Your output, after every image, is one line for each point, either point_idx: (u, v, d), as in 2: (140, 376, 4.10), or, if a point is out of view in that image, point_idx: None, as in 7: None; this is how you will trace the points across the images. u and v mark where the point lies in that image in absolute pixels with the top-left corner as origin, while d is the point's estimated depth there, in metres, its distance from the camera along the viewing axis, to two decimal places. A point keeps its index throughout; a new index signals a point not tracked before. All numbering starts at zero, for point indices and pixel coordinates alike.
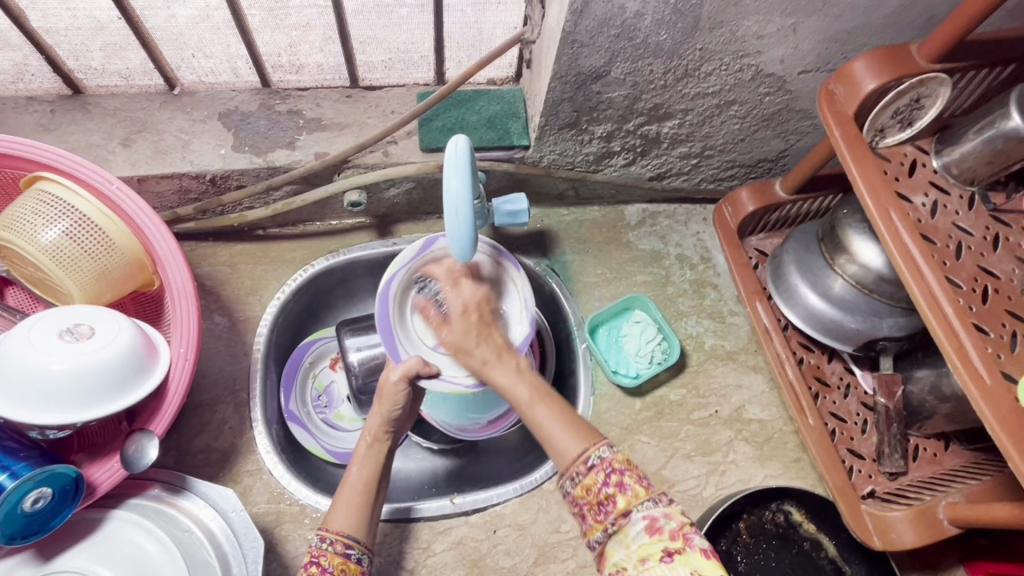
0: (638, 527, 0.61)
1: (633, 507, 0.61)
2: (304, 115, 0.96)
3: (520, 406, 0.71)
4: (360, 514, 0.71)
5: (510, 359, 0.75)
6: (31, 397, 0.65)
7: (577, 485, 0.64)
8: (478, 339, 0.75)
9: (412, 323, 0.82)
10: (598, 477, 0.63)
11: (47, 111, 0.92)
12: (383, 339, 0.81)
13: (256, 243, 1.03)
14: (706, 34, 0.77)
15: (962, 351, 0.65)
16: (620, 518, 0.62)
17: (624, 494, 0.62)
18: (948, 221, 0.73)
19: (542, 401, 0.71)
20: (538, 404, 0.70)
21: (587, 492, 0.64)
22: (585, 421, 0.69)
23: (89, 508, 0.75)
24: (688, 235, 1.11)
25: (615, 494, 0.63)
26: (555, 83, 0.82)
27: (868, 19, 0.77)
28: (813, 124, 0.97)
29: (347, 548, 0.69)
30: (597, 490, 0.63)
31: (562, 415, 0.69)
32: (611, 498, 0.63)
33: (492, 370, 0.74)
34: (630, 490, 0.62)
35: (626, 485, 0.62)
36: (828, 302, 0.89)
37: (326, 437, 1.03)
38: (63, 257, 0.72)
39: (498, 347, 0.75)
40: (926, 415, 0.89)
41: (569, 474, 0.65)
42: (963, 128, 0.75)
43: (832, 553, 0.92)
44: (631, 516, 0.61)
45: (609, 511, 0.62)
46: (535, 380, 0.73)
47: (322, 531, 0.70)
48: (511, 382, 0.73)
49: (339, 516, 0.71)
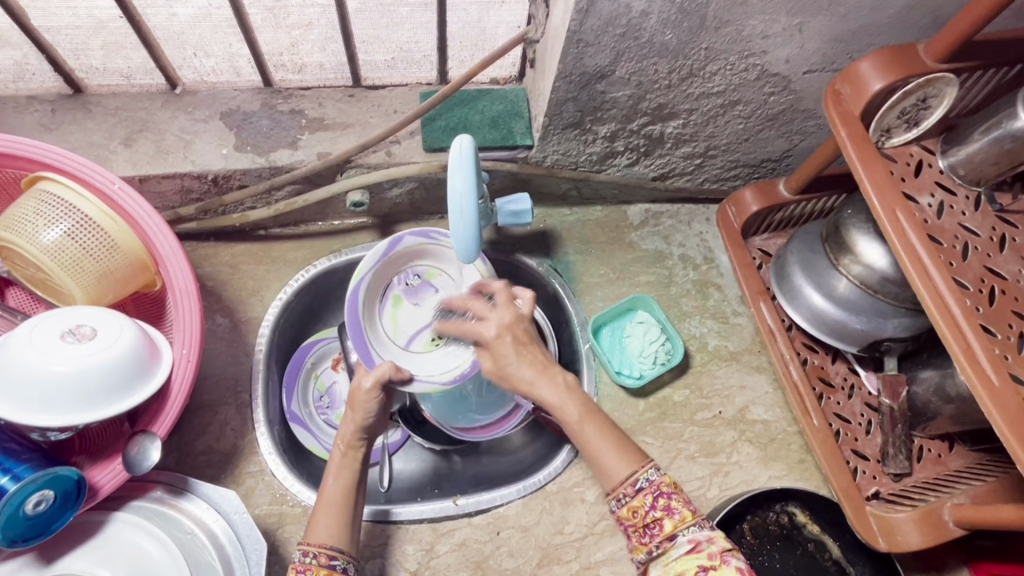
0: (680, 549, 0.62)
1: (679, 531, 0.63)
2: (307, 115, 0.96)
3: (570, 427, 0.70)
4: (340, 525, 0.71)
5: (556, 376, 0.72)
6: (32, 399, 0.65)
7: (623, 506, 0.66)
8: (522, 359, 0.72)
9: (379, 325, 0.90)
10: (645, 500, 0.65)
11: (47, 111, 0.91)
12: (354, 343, 0.86)
13: (258, 243, 1.02)
14: (712, 33, 0.76)
15: (969, 353, 0.64)
16: (665, 541, 0.64)
17: (671, 518, 0.64)
18: (955, 221, 0.73)
19: (593, 421, 0.70)
20: (590, 424, 0.70)
21: (632, 514, 0.66)
22: (632, 442, 0.70)
23: (90, 510, 0.74)
24: (691, 235, 1.11)
25: (662, 518, 0.64)
26: (560, 83, 0.81)
27: (874, 19, 0.77)
28: (817, 124, 0.96)
29: (332, 559, 0.69)
30: (644, 513, 0.65)
31: (612, 435, 0.70)
32: (657, 522, 0.65)
33: (542, 390, 0.71)
34: (677, 513, 0.64)
35: (674, 509, 0.64)
36: (832, 302, 0.89)
37: (326, 436, 1.01)
38: (64, 257, 0.72)
39: (542, 363, 0.72)
40: (931, 416, 0.89)
41: (615, 494, 0.67)
42: (969, 128, 0.75)
43: (835, 554, 0.92)
44: (677, 539, 0.63)
45: (655, 533, 0.64)
46: (584, 398, 0.72)
47: (305, 545, 0.69)
48: (558, 400, 0.71)
49: (321, 529, 0.70)
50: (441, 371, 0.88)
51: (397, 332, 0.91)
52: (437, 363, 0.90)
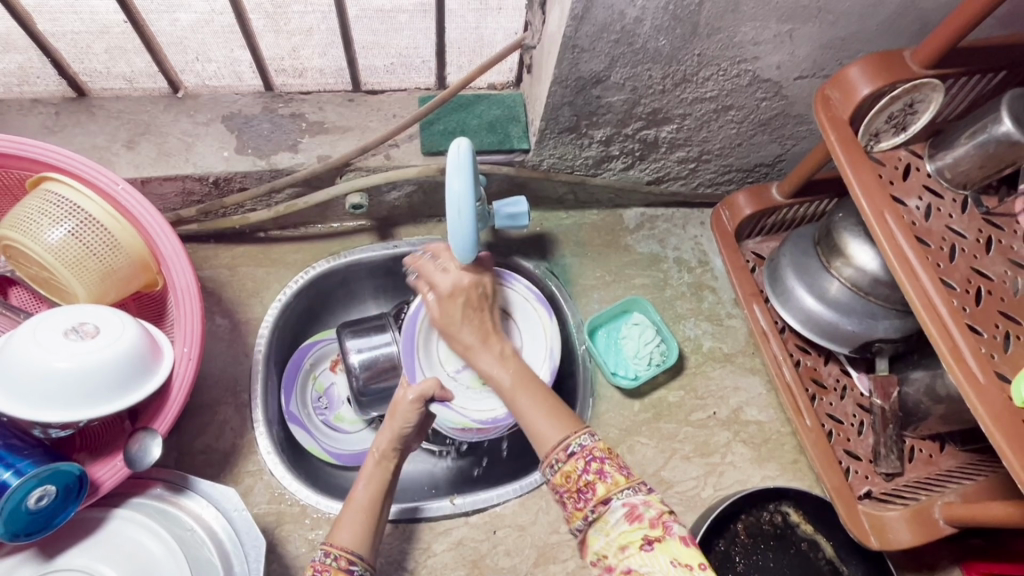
0: (617, 515, 0.62)
1: (613, 495, 0.63)
2: (307, 119, 0.97)
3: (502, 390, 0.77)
4: (362, 531, 0.72)
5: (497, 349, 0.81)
6: (35, 395, 0.66)
7: (557, 472, 0.67)
8: (464, 322, 0.82)
9: (434, 346, 0.94)
10: (577, 464, 0.66)
11: (51, 113, 0.92)
12: (404, 358, 0.91)
13: (258, 246, 1.04)
14: (704, 40, 0.78)
15: (957, 351, 0.66)
16: (599, 506, 0.64)
17: (604, 482, 0.64)
18: (942, 224, 0.74)
19: (525, 391, 0.75)
20: (519, 391, 0.75)
21: (566, 479, 0.66)
22: (569, 411, 0.72)
23: (91, 507, 0.75)
24: (686, 239, 1.13)
25: (595, 482, 0.65)
26: (556, 88, 0.83)
27: (862, 27, 0.79)
28: (809, 130, 0.98)
29: (351, 564, 0.69)
30: (576, 478, 0.66)
31: (543, 403, 0.73)
32: (591, 486, 0.65)
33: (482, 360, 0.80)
34: (610, 478, 0.64)
35: (606, 474, 0.64)
36: (824, 304, 0.90)
37: (326, 438, 1.03)
38: (68, 256, 0.73)
39: (484, 333, 0.82)
40: (922, 415, 0.90)
41: (549, 461, 0.68)
42: (955, 132, 0.76)
43: (829, 553, 0.93)
44: (611, 503, 0.63)
45: (589, 498, 0.65)
46: (518, 369, 0.79)
47: (328, 546, 0.70)
48: (494, 369, 0.79)
49: (345, 533, 0.71)
50: (477, 407, 0.91)
51: (450, 358, 0.94)
52: (475, 399, 0.92)
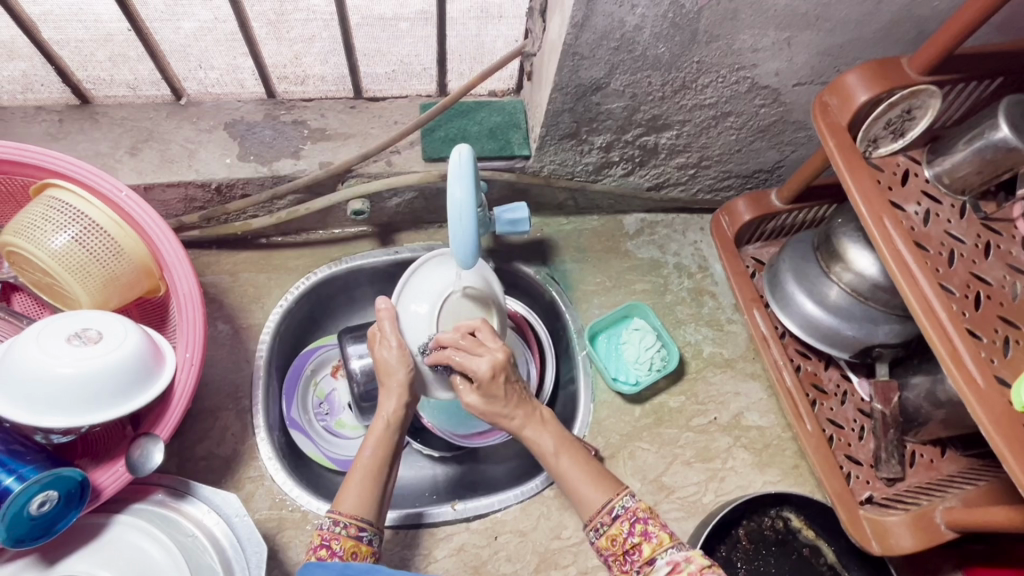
0: (661, 572, 0.64)
1: (658, 554, 0.66)
2: (309, 125, 0.98)
3: (548, 459, 0.75)
4: (370, 496, 0.72)
5: (540, 419, 0.77)
6: (39, 400, 0.66)
7: (603, 535, 0.69)
8: (509, 404, 0.75)
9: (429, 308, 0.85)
10: (623, 526, 0.68)
11: (55, 121, 0.93)
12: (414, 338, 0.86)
13: (259, 251, 1.04)
14: (703, 47, 0.79)
15: (956, 356, 0.66)
16: (645, 566, 0.67)
17: (649, 542, 0.67)
18: (940, 229, 0.75)
19: (568, 452, 0.75)
20: (564, 454, 0.74)
21: (612, 542, 0.69)
22: (606, 472, 0.74)
23: (93, 513, 0.75)
24: (686, 245, 1.13)
25: (641, 543, 0.67)
26: (556, 94, 0.84)
27: (861, 33, 0.79)
28: (808, 136, 0.99)
29: (360, 530, 0.70)
30: (622, 540, 0.68)
31: (585, 466, 0.74)
32: (637, 547, 0.68)
33: (527, 431, 0.76)
34: (654, 537, 0.67)
35: (651, 534, 0.67)
36: (824, 309, 0.91)
37: (327, 445, 1.03)
38: (72, 263, 0.73)
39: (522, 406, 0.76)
40: (922, 420, 0.90)
41: (593, 524, 0.70)
42: (953, 139, 0.77)
43: (831, 559, 0.92)
44: (656, 563, 0.65)
45: (635, 559, 0.67)
46: (559, 432, 0.77)
47: (335, 514, 0.70)
48: (540, 442, 0.75)
49: (350, 499, 0.71)
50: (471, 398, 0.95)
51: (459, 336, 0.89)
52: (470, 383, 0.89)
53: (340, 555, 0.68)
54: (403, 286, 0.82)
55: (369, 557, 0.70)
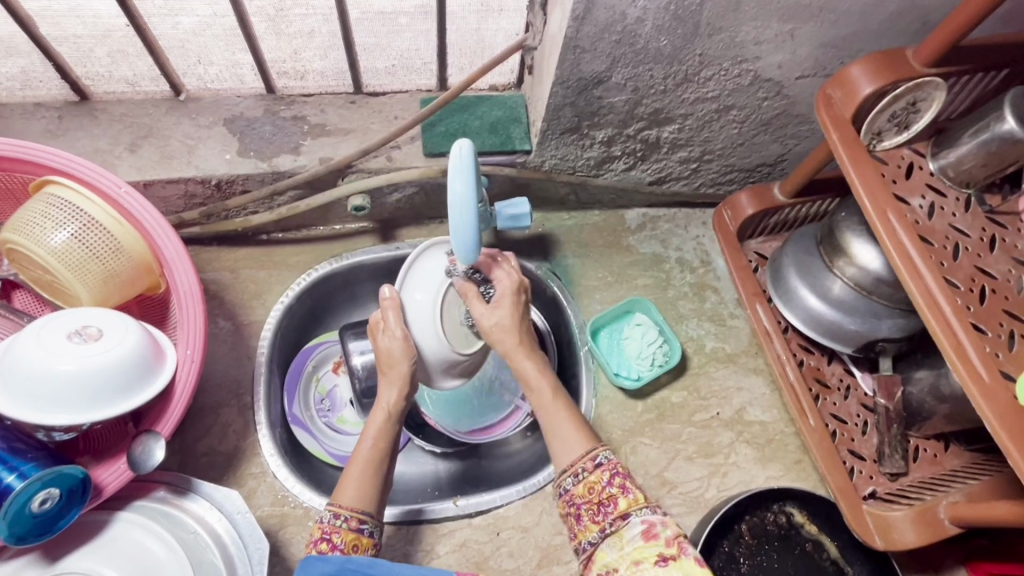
0: (635, 530, 0.64)
1: (632, 511, 0.66)
2: (308, 121, 0.98)
3: (540, 399, 0.76)
4: (369, 487, 0.72)
5: (540, 359, 0.79)
6: (41, 398, 0.66)
7: (581, 481, 0.69)
8: (518, 329, 0.78)
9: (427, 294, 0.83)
10: (603, 475, 0.68)
11: (54, 117, 0.92)
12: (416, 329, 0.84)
13: (259, 248, 1.04)
14: (706, 40, 0.78)
15: (962, 351, 0.66)
16: (619, 519, 0.66)
17: (625, 497, 0.67)
18: (945, 222, 0.74)
19: (561, 398, 0.76)
20: (559, 398, 0.76)
21: (589, 490, 0.68)
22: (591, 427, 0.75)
23: (95, 510, 0.75)
24: (688, 239, 1.12)
25: (617, 496, 0.67)
26: (557, 88, 0.83)
27: (864, 25, 0.79)
28: (811, 129, 0.98)
29: (361, 523, 0.70)
30: (600, 489, 0.68)
31: (574, 415, 0.75)
32: (612, 499, 0.67)
33: (522, 363, 0.77)
34: (631, 494, 0.67)
35: (628, 489, 0.67)
36: (827, 304, 0.90)
37: (329, 441, 1.03)
38: (71, 260, 0.73)
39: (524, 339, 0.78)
40: (926, 415, 0.90)
41: (572, 470, 0.70)
42: (958, 131, 0.76)
43: (833, 554, 0.92)
44: (631, 517, 0.65)
45: (610, 511, 0.66)
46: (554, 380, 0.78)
47: (335, 507, 0.70)
48: (536, 377, 0.77)
49: (350, 491, 0.71)
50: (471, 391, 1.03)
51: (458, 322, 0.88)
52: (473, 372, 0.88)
53: (341, 548, 0.68)
54: (408, 271, 0.80)
55: (370, 550, 0.71)
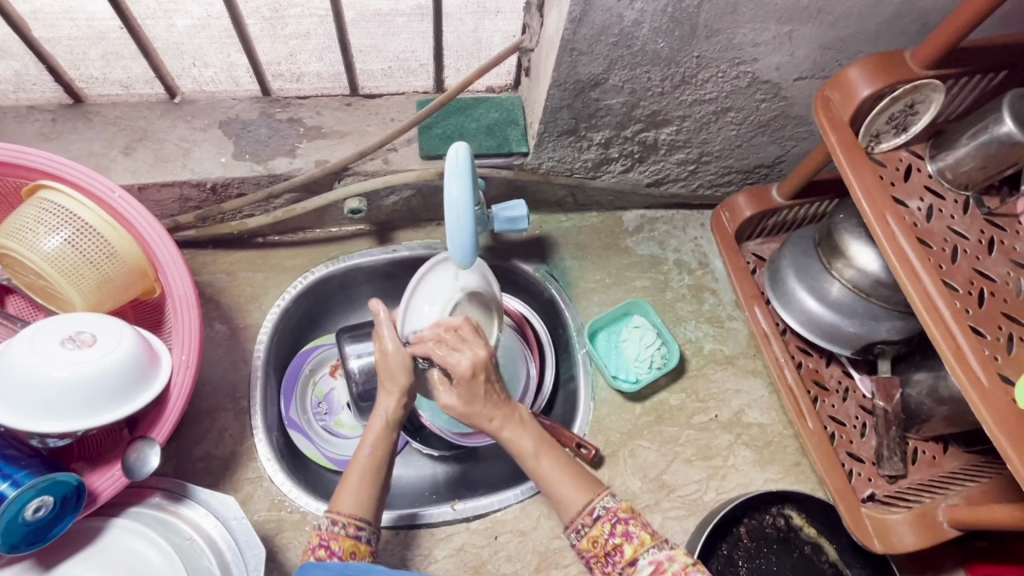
0: (644, 573, 0.64)
1: (640, 554, 0.65)
2: (304, 123, 0.97)
3: (526, 460, 0.73)
4: (368, 494, 0.71)
5: (519, 420, 0.75)
6: (34, 405, 0.65)
7: (584, 537, 0.68)
8: (488, 405, 0.73)
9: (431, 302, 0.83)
10: (604, 527, 0.68)
11: (48, 120, 0.92)
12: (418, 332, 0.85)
13: (255, 251, 1.03)
14: (703, 42, 0.78)
15: (960, 354, 0.65)
16: (627, 566, 0.66)
17: (631, 542, 0.66)
18: (943, 225, 0.74)
19: (547, 452, 0.73)
20: (544, 456, 0.73)
21: (593, 544, 0.68)
22: (588, 473, 0.73)
23: (89, 517, 0.75)
24: (686, 240, 1.12)
25: (622, 544, 0.67)
26: (555, 90, 0.83)
27: (862, 27, 0.78)
28: (809, 131, 0.98)
29: (359, 529, 0.69)
30: (603, 541, 0.67)
31: (565, 467, 0.72)
32: (618, 547, 0.67)
33: (503, 432, 0.73)
34: (635, 537, 0.66)
35: (632, 534, 0.66)
36: (825, 306, 0.90)
37: (327, 444, 1.02)
38: (65, 265, 0.72)
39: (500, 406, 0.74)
40: (924, 417, 0.89)
41: (574, 526, 0.69)
42: (956, 133, 0.76)
43: (832, 556, 0.92)
44: (638, 563, 0.65)
45: (617, 560, 0.66)
46: (539, 431, 0.75)
47: (333, 513, 0.70)
48: (519, 443, 0.73)
49: (348, 499, 0.71)
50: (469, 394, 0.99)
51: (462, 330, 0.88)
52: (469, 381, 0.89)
53: (339, 555, 0.68)
54: (413, 289, 0.79)
55: (367, 556, 0.70)
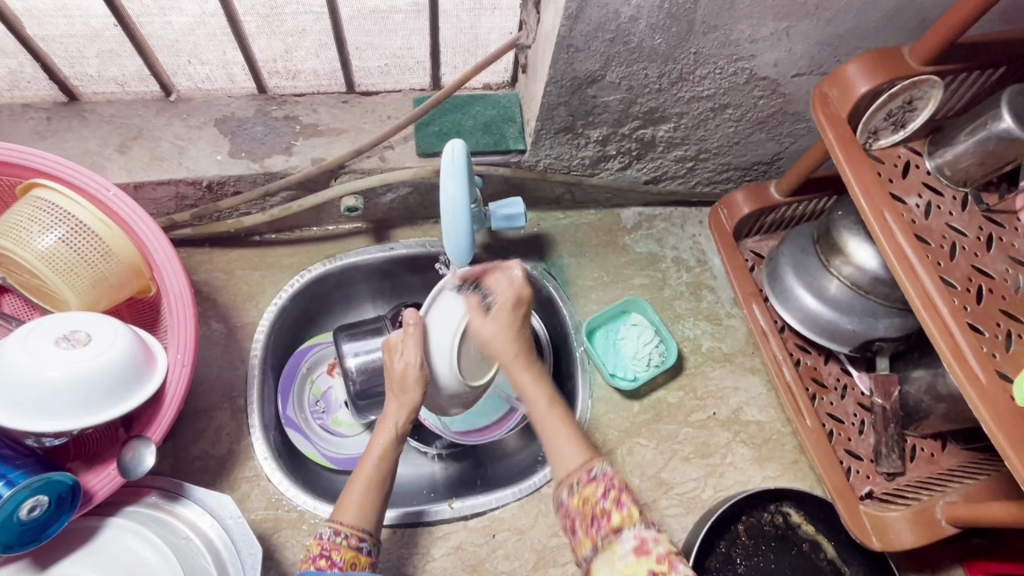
0: (627, 546, 0.57)
1: (626, 526, 0.58)
2: (300, 121, 0.96)
3: (534, 410, 0.69)
4: (369, 504, 0.72)
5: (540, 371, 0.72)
6: (28, 405, 0.65)
7: (575, 494, 0.62)
8: (515, 341, 0.72)
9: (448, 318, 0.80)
10: (597, 488, 0.61)
11: (43, 118, 0.91)
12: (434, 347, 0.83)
13: (252, 249, 1.03)
14: (700, 38, 0.77)
15: (958, 352, 0.65)
16: (611, 534, 0.58)
17: (619, 511, 0.59)
18: (942, 221, 0.73)
19: (557, 410, 0.68)
20: (553, 411, 0.68)
21: (583, 503, 0.61)
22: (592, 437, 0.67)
23: (85, 516, 0.74)
24: (684, 238, 1.12)
25: (611, 509, 0.59)
26: (552, 87, 0.82)
27: (860, 23, 0.78)
28: (808, 127, 0.98)
29: (360, 541, 0.70)
30: (594, 503, 0.60)
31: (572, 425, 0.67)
32: (605, 513, 0.59)
33: (519, 375, 0.71)
34: (625, 507, 0.59)
35: (623, 503, 0.59)
36: (824, 304, 0.90)
37: (325, 444, 1.02)
38: (60, 264, 0.72)
39: (521, 351, 0.72)
40: (923, 414, 0.89)
41: (567, 482, 0.63)
42: (954, 129, 0.75)
43: (831, 554, 0.92)
44: (623, 533, 0.58)
45: (602, 525, 0.59)
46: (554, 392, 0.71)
47: (335, 524, 0.70)
48: (532, 391, 0.70)
49: (350, 508, 0.71)
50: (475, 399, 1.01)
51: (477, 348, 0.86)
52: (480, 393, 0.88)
53: (340, 566, 0.67)
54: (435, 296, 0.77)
55: (368, 568, 0.70)
